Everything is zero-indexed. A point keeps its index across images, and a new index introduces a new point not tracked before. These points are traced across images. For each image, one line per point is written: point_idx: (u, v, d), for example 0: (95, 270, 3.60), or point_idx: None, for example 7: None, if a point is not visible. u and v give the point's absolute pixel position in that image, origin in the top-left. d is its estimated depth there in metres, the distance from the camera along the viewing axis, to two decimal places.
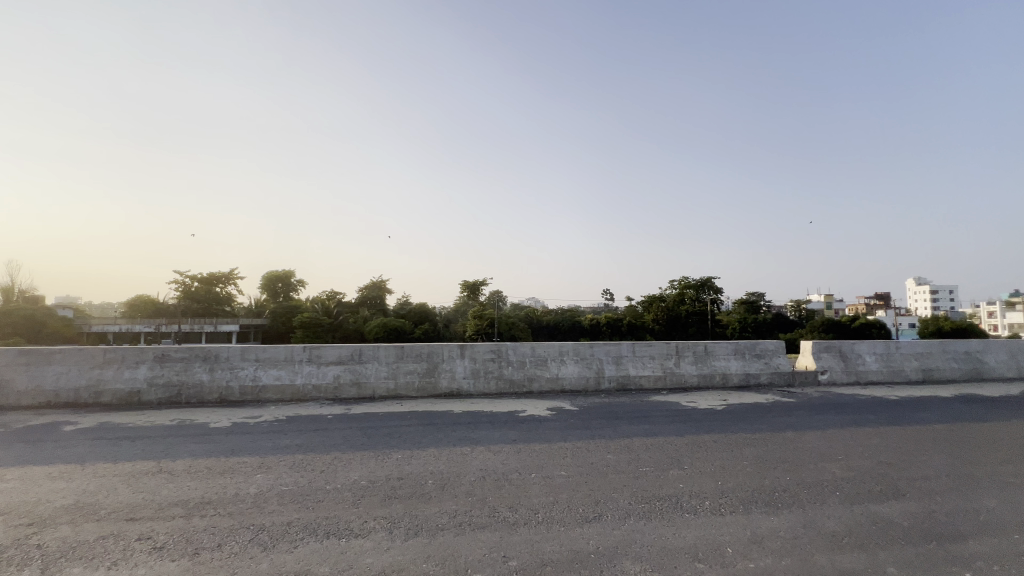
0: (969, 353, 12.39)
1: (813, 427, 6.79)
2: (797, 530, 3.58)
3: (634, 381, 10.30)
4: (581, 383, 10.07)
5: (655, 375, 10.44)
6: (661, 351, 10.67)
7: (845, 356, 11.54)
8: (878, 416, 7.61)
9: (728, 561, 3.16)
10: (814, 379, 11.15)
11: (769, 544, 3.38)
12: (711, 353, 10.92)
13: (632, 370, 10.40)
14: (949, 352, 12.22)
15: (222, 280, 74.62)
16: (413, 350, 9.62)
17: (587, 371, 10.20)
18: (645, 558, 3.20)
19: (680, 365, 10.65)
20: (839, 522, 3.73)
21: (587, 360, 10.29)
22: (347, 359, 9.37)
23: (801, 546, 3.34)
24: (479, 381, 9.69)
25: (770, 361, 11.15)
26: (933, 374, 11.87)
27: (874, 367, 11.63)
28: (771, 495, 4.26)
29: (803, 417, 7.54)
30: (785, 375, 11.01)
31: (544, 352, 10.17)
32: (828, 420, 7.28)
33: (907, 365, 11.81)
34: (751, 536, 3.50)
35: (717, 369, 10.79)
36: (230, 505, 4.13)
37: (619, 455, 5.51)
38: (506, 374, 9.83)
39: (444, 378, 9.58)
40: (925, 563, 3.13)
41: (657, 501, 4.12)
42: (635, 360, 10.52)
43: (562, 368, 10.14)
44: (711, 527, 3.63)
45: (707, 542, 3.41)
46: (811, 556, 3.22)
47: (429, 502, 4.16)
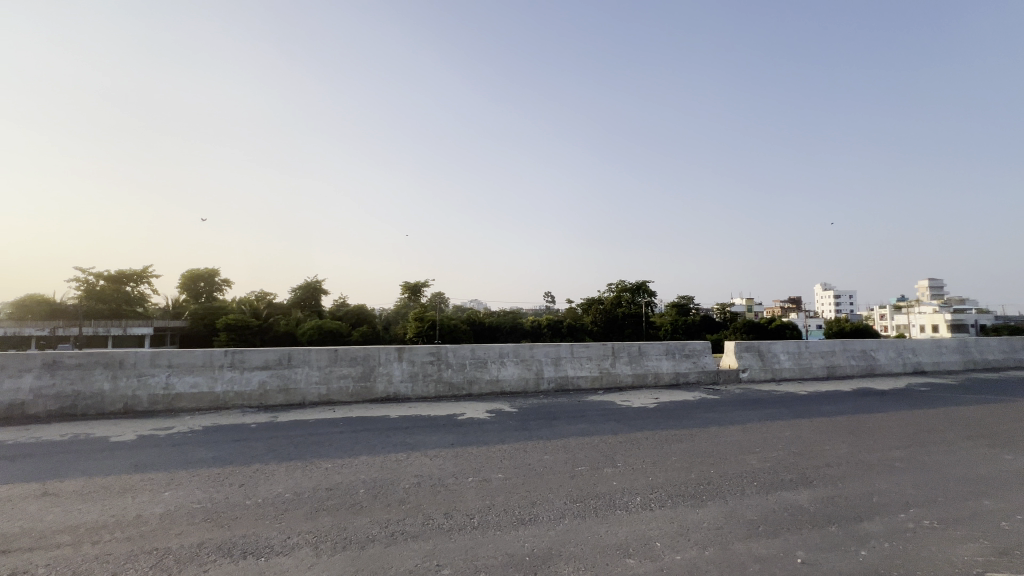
0: (865, 351, 13.83)
1: (735, 422, 7.26)
2: (719, 521, 3.78)
3: (572, 382, 10.52)
4: (521, 384, 10.13)
5: (592, 375, 10.72)
6: (598, 351, 10.97)
7: (763, 356, 12.46)
8: (790, 410, 8.28)
9: (656, 555, 3.27)
10: (736, 377, 11.95)
11: (694, 536, 3.53)
12: (644, 353, 11.39)
13: (570, 371, 10.61)
14: (849, 351, 13.58)
15: (133, 279, 68.00)
16: (347, 353, 9.20)
17: (527, 372, 10.27)
18: (578, 557, 3.24)
19: (615, 365, 11.01)
20: (756, 511, 3.98)
21: (526, 362, 10.36)
22: (275, 364, 8.78)
23: (722, 537, 3.52)
24: (417, 385, 9.46)
25: (697, 360, 11.81)
26: (836, 370, 13.13)
27: (787, 365, 12.66)
28: (696, 489, 4.47)
29: (725, 412, 8.05)
30: (711, 373, 11.71)
31: (484, 354, 10.11)
32: (747, 415, 7.81)
33: (815, 363, 12.97)
34: (678, 529, 3.65)
35: (650, 368, 11.26)
36: (130, 528, 3.71)
37: (556, 455, 5.57)
38: (445, 377, 9.67)
39: (381, 382, 9.26)
40: (829, 544, 3.41)
41: (591, 500, 4.19)
42: (573, 360, 10.74)
43: (502, 369, 10.13)
44: (641, 522, 3.75)
45: (637, 538, 3.51)
46: (732, 544, 3.40)
47: (360, 513, 3.97)
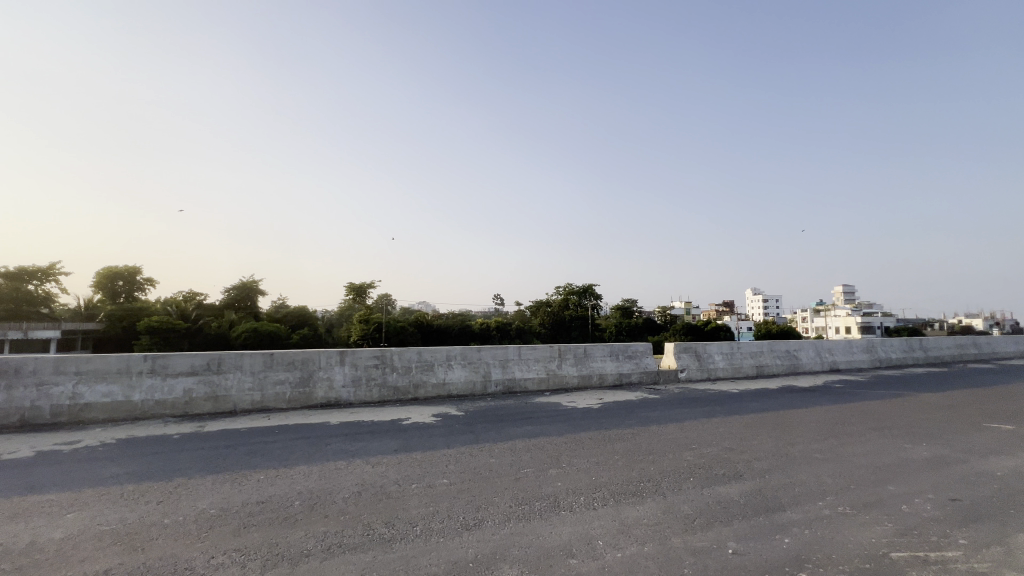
0: (789, 351, 14.92)
1: (673, 421, 7.57)
2: (658, 517, 3.91)
3: (519, 384, 10.56)
4: (468, 387, 10.04)
5: (539, 377, 10.82)
6: (545, 353, 11.09)
7: (699, 356, 13.12)
8: (723, 408, 8.75)
9: (599, 554, 3.32)
10: (675, 377, 12.49)
11: (635, 533, 3.62)
12: (590, 355, 11.64)
13: (518, 373, 10.65)
14: (775, 351, 14.60)
15: (35, 276, 61.07)
16: (284, 358, 8.71)
17: (474, 375, 10.20)
18: (521, 561, 3.22)
19: (562, 366, 11.18)
20: (692, 505, 4.15)
21: (474, 364, 10.28)
22: (202, 370, 8.15)
23: (661, 532, 3.64)
24: (360, 390, 9.13)
25: (639, 361, 12.24)
26: (764, 369, 14.07)
27: (721, 364, 13.40)
28: (637, 486, 4.60)
29: (665, 411, 8.39)
30: (652, 373, 12.18)
31: (431, 356, 9.92)
32: (685, 413, 8.18)
33: (745, 362, 13.83)
34: (619, 527, 3.73)
35: (595, 369, 11.54)
36: (20, 558, 3.29)
37: (502, 458, 5.55)
38: (390, 381, 9.40)
39: (321, 387, 8.85)
40: (758, 534, 3.61)
41: (536, 502, 4.20)
42: (521, 362, 10.78)
43: (449, 372, 9.98)
44: (585, 522, 3.80)
45: (580, 538, 3.55)
46: (669, 539, 3.52)
47: (294, 527, 3.75)
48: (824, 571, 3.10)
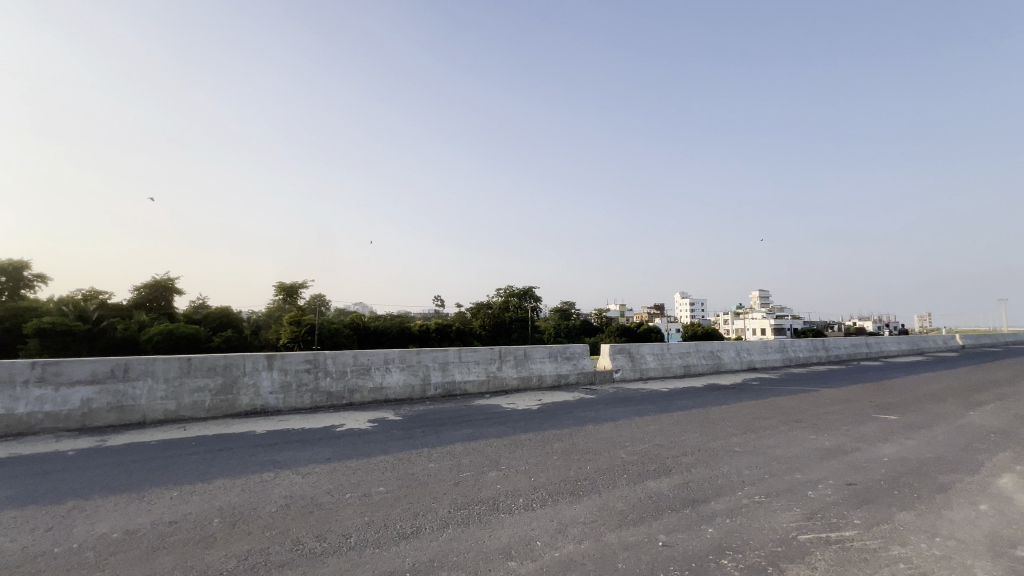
0: (713, 351, 15.98)
1: (609, 420, 7.85)
2: (593, 514, 4.03)
3: (459, 387, 10.48)
4: (406, 391, 9.81)
5: (479, 379, 10.80)
6: (485, 355, 11.07)
7: (633, 357, 13.72)
8: (655, 406, 9.21)
9: (537, 554, 3.36)
10: (610, 377, 12.96)
11: (572, 532, 3.70)
12: (529, 356, 11.79)
13: (458, 376, 10.56)
14: (701, 351, 15.58)
15: None
16: (204, 363, 8.04)
17: (413, 379, 9.99)
18: (460, 566, 3.19)
19: (502, 369, 11.23)
20: (626, 501, 4.32)
21: (413, 367, 10.06)
22: (104, 378, 7.32)
23: (596, 529, 3.75)
24: (290, 396, 8.63)
25: (577, 362, 12.58)
26: (691, 369, 14.97)
27: (652, 365, 14.09)
28: (574, 485, 4.72)
29: (601, 410, 8.68)
30: (589, 374, 12.56)
31: (368, 360, 9.59)
32: (619, 412, 8.52)
33: (674, 362, 14.63)
34: (557, 526, 3.80)
35: (534, 371, 11.70)
36: None
37: (441, 462, 5.47)
38: (322, 386, 8.96)
39: (245, 394, 8.27)
40: (685, 526, 3.82)
41: (475, 506, 4.18)
42: (461, 365, 10.70)
43: (386, 376, 9.70)
44: (524, 524, 3.84)
45: (519, 539, 3.57)
46: (604, 536, 3.63)
47: (214, 546, 3.47)
48: (743, 556, 3.34)
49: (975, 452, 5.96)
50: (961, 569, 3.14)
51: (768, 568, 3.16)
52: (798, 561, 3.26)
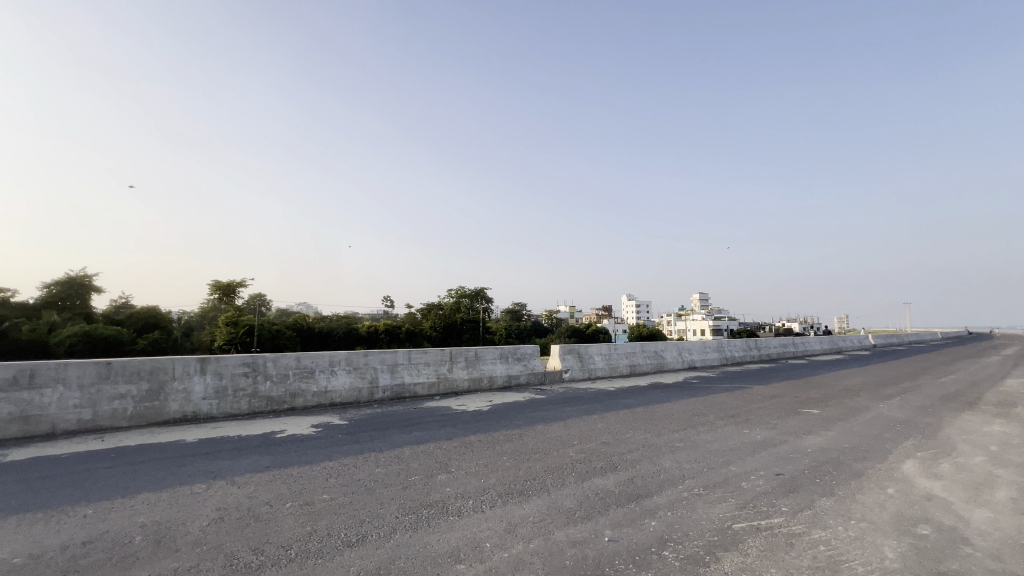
0: (657, 351, 16.65)
1: (558, 419, 7.98)
2: (542, 513, 4.07)
3: (408, 389, 10.27)
4: (352, 394, 9.50)
5: (429, 381, 10.64)
6: (436, 357, 10.93)
7: (582, 357, 14.03)
8: (602, 405, 9.47)
9: (486, 556, 3.35)
10: (560, 377, 13.18)
11: (520, 532, 3.73)
12: (480, 358, 11.75)
13: (407, 378, 10.34)
14: (645, 351, 16.19)
15: None
16: (126, 367, 7.39)
17: (359, 381, 9.68)
18: (407, 572, 3.13)
19: (452, 370, 11.13)
20: (573, 499, 4.41)
21: (359, 370, 9.75)
22: (5, 385, 6.56)
23: (544, 528, 3.80)
24: (225, 402, 8.12)
25: (527, 363, 12.70)
26: (636, 368, 15.51)
27: (600, 365, 14.47)
28: (523, 485, 4.75)
29: (550, 410, 8.81)
30: (538, 374, 12.70)
31: (312, 362, 9.20)
32: (568, 412, 8.68)
33: (621, 362, 15.11)
34: (506, 527, 3.81)
35: (485, 372, 11.69)
36: None
37: (388, 467, 5.34)
38: (261, 391, 8.49)
39: (174, 401, 7.68)
40: (629, 521, 3.95)
41: (423, 510, 4.11)
42: (410, 367, 10.50)
43: (331, 379, 9.34)
44: (473, 526, 3.82)
45: (468, 542, 3.55)
46: (553, 534, 3.68)
47: (137, 566, 3.20)
48: (683, 547, 3.49)
49: (884, 441, 6.58)
50: (872, 548, 3.45)
51: (705, 557, 3.33)
52: (733, 549, 3.46)
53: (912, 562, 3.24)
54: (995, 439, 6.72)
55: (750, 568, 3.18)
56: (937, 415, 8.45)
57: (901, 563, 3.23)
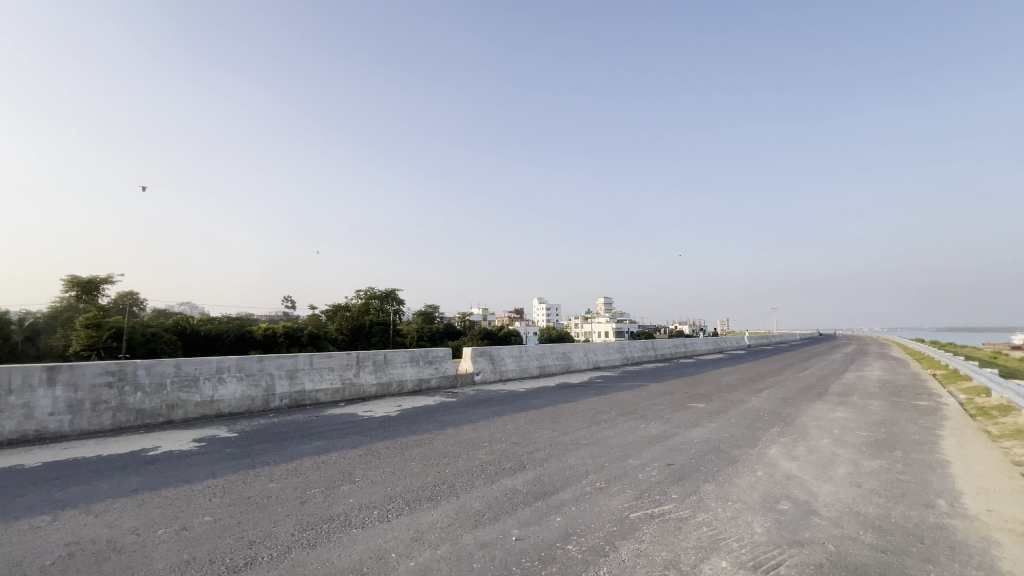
0: (564, 353, 17.36)
1: (469, 422, 7.98)
2: (450, 518, 4.03)
3: (308, 397, 9.61)
4: (243, 404, 8.66)
5: (333, 388, 10.05)
6: (341, 361, 10.35)
7: (493, 359, 14.19)
8: (512, 405, 9.65)
9: (391, 567, 3.24)
10: (472, 379, 13.19)
11: (428, 538, 3.65)
12: (390, 361, 11.36)
13: (308, 384, 9.68)
14: (554, 352, 16.81)
15: None
16: None
17: (252, 390, 8.85)
18: None
19: (359, 375, 10.62)
20: (482, 501, 4.41)
21: (252, 377, 8.92)
22: None
23: (452, 532, 3.76)
24: (80, 418, 6.96)
25: (439, 366, 12.53)
26: (546, 369, 16.03)
27: (511, 366, 14.74)
28: (431, 491, 4.67)
29: (461, 413, 8.78)
30: (450, 377, 12.59)
31: (195, 369, 8.23)
32: (479, 414, 8.72)
33: (531, 363, 15.51)
34: (413, 535, 3.71)
35: (394, 376, 11.31)
36: None
37: (284, 481, 4.94)
38: (130, 403, 7.42)
39: (10, 419, 6.42)
40: (536, 518, 4.05)
41: (323, 525, 3.86)
42: (312, 372, 9.83)
43: (219, 388, 8.43)
44: (378, 537, 3.67)
45: (371, 554, 3.40)
46: (461, 538, 3.66)
47: None
48: (585, 539, 3.67)
49: (754, 429, 7.49)
50: (743, 525, 3.90)
51: (605, 547, 3.52)
52: (629, 537, 3.70)
53: (775, 534, 3.71)
54: (837, 424, 7.96)
55: (644, 553, 3.42)
56: (796, 405, 9.80)
57: (766, 536, 3.68)
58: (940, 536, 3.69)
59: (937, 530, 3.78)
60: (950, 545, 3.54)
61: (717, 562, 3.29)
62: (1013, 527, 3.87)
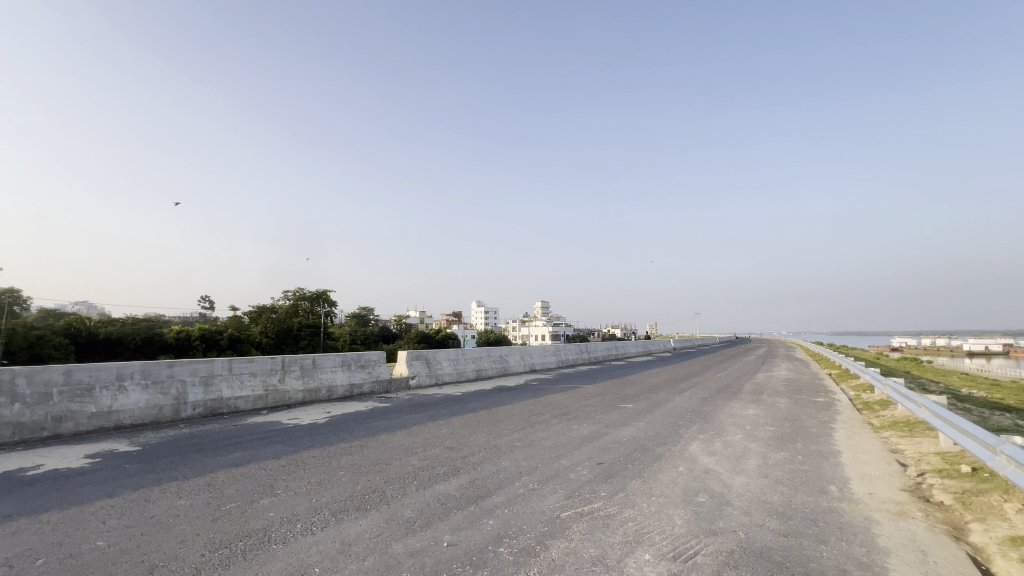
0: (501, 356, 17.44)
1: (402, 427, 7.78)
2: (379, 527, 3.90)
3: (226, 404, 8.90)
4: (149, 414, 7.85)
5: (255, 395, 9.40)
6: (263, 366, 9.70)
7: (429, 362, 13.95)
8: (448, 409, 9.54)
9: None
10: (406, 384, 12.87)
11: (355, 550, 3.51)
12: (319, 366, 10.82)
13: (225, 392, 8.97)
14: (491, 355, 16.85)
15: None
16: None
17: (159, 398, 8.05)
18: None
19: (284, 380, 10.01)
20: (413, 508, 4.32)
21: (160, 384, 8.12)
22: None
23: (381, 542, 3.64)
24: None
25: (372, 370, 12.11)
26: (482, 372, 16.01)
27: (448, 369, 14.56)
28: (359, 500, 4.49)
29: (394, 418, 8.55)
30: (384, 382, 12.22)
31: (90, 377, 7.36)
32: (413, 418, 8.52)
33: (467, 367, 15.41)
34: (339, 547, 3.55)
35: (323, 382, 10.78)
36: None
37: (195, 497, 4.53)
38: (7, 417, 6.48)
39: None
40: (468, 523, 4.02)
41: (239, 542, 3.60)
42: (231, 379, 9.13)
43: (119, 397, 7.59)
44: (300, 552, 3.47)
45: (293, 570, 3.21)
46: (390, 548, 3.55)
47: None
48: (517, 541, 3.69)
49: (677, 427, 7.95)
50: (665, 518, 4.12)
51: (536, 547, 3.57)
52: (559, 536, 3.78)
53: (693, 526, 3.95)
54: (749, 420, 8.65)
55: (573, 551, 3.51)
56: (715, 403, 10.52)
57: (685, 528, 3.92)
58: (831, 518, 4.12)
59: (829, 513, 4.22)
60: (840, 526, 3.96)
61: (641, 556, 3.45)
62: (889, 507, 4.41)
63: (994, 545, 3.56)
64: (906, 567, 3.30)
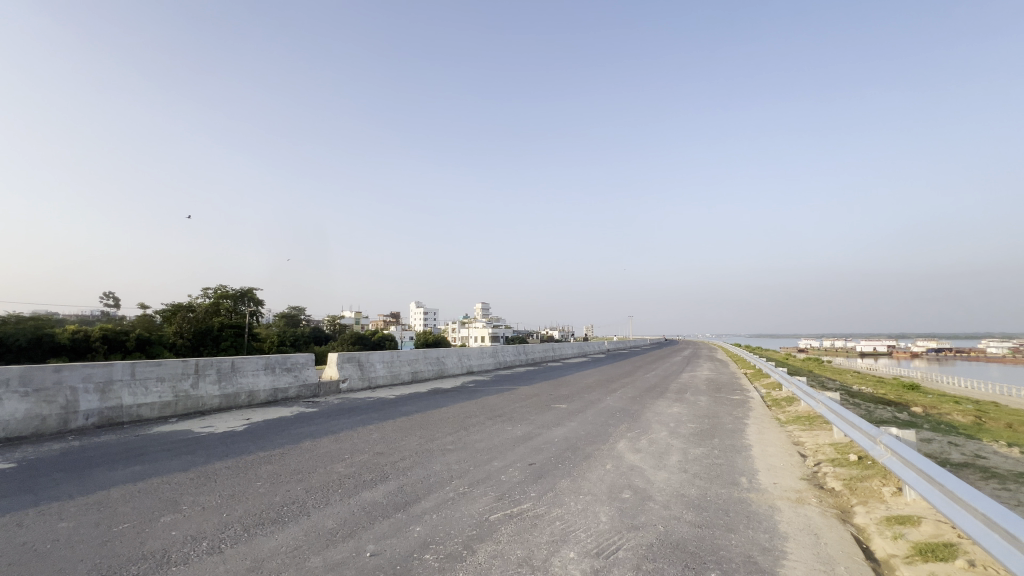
0: (437, 358, 17.17)
1: (329, 433, 7.43)
2: (296, 541, 3.67)
3: (126, 413, 8.02)
4: (28, 426, 6.90)
5: (162, 402, 8.56)
6: (173, 370, 8.87)
7: (362, 365, 13.44)
8: (380, 413, 9.24)
9: None
10: (337, 388, 12.31)
11: (268, 566, 3.28)
12: (238, 370, 10.08)
13: (126, 399, 8.09)
14: (427, 357, 16.54)
15: None
16: None
17: (42, 408, 7.10)
18: None
19: (198, 385, 9.21)
20: (335, 518, 4.11)
21: (44, 392, 7.17)
22: None
23: (298, 557, 3.43)
24: None
25: (299, 373, 11.47)
26: (418, 374, 15.67)
27: (381, 372, 14.11)
28: (276, 512, 4.21)
29: (321, 423, 8.15)
30: (312, 386, 11.61)
31: None
32: (341, 423, 8.17)
33: (402, 369, 15.02)
34: (250, 564, 3.31)
35: (243, 387, 10.05)
36: None
37: (81, 518, 4.04)
38: None
39: None
40: (394, 531, 3.89)
41: (131, 566, 3.24)
42: (133, 385, 8.26)
43: None
44: (203, 572, 3.18)
45: None
46: (307, 562, 3.35)
47: None
48: (444, 546, 3.63)
49: (607, 427, 8.22)
50: (591, 515, 4.24)
51: (463, 551, 3.53)
52: (487, 539, 3.76)
53: (616, 521, 4.10)
54: (672, 418, 9.15)
55: (500, 553, 3.51)
56: (643, 402, 11.01)
57: (609, 524, 4.05)
58: (740, 508, 4.44)
59: (739, 503, 4.54)
60: (747, 514, 4.27)
61: (566, 554, 3.51)
62: (790, 495, 4.82)
63: (873, 525, 4.00)
64: (801, 549, 3.62)
